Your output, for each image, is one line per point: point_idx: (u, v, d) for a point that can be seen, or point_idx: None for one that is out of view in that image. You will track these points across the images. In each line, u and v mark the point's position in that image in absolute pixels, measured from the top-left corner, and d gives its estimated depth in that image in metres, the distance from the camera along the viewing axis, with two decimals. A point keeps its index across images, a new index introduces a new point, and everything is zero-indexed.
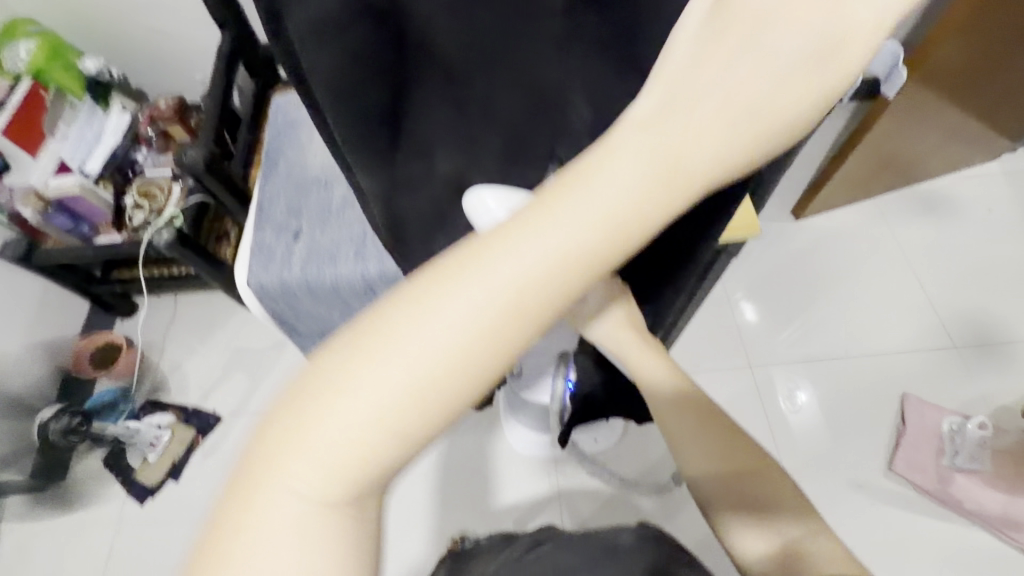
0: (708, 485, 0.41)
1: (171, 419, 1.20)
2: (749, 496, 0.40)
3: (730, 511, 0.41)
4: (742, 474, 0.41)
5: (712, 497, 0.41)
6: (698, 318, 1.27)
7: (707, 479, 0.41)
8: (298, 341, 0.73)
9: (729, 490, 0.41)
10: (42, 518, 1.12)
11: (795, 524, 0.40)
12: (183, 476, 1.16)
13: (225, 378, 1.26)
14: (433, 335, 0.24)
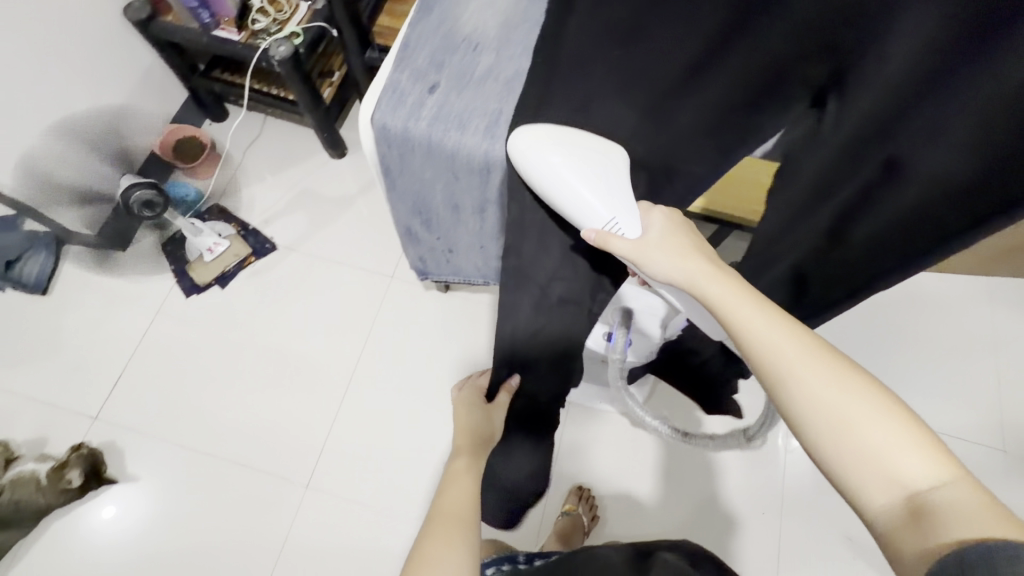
0: (792, 403, 0.43)
1: (232, 231, 1.23)
2: (838, 413, 0.41)
3: (816, 432, 0.41)
4: (854, 411, 0.41)
5: (797, 419, 0.43)
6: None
7: (823, 423, 0.41)
8: (391, 200, 0.71)
9: (820, 411, 0.41)
10: (99, 276, 1.20)
11: (885, 424, 0.40)
12: (229, 285, 1.21)
13: (290, 212, 1.28)
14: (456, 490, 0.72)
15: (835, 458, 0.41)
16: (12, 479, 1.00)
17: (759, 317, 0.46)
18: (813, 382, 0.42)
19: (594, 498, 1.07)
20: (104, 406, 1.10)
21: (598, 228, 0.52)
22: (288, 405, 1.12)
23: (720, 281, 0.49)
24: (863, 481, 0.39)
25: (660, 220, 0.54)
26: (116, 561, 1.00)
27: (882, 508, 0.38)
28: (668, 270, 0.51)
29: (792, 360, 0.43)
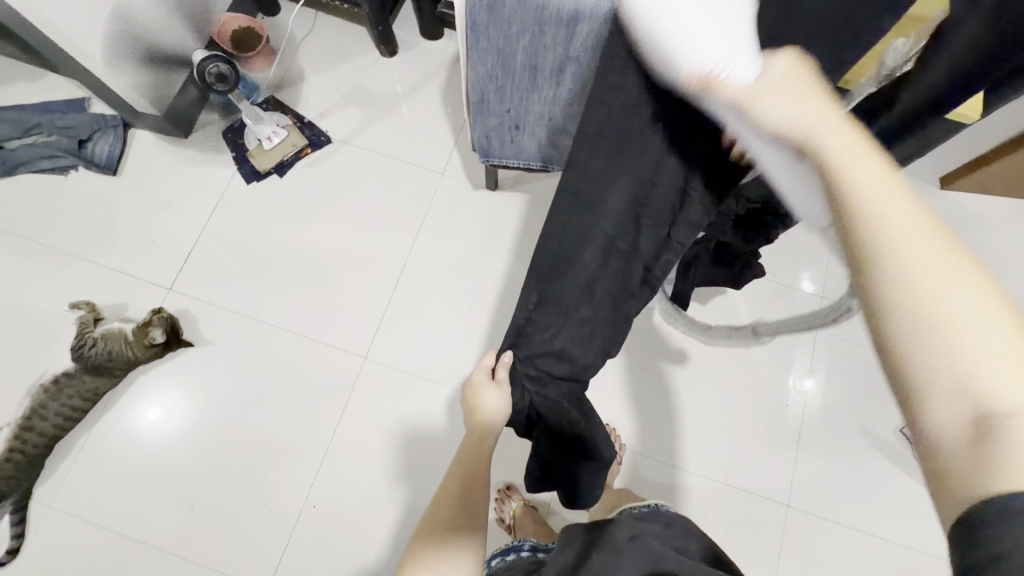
0: (878, 275, 0.30)
1: (288, 122, 1.27)
2: (937, 303, 0.28)
3: (899, 312, 0.29)
4: (959, 301, 0.28)
5: (875, 290, 0.30)
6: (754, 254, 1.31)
7: (906, 309, 0.29)
8: (471, 59, 0.74)
9: (912, 289, 0.28)
10: (166, 159, 1.26)
11: (998, 325, 0.27)
12: (287, 174, 1.26)
13: (342, 108, 1.31)
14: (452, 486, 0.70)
15: (918, 352, 0.28)
16: (104, 333, 1.10)
17: (875, 170, 0.32)
18: (925, 261, 0.29)
19: (614, 428, 1.15)
20: (178, 278, 1.19)
21: (705, 67, 0.40)
22: (345, 288, 1.20)
23: (844, 133, 0.34)
24: (939, 387, 0.27)
25: (783, 64, 0.39)
26: (198, 412, 1.12)
27: (945, 428, 0.27)
28: (777, 113, 0.36)
29: (897, 222, 0.30)
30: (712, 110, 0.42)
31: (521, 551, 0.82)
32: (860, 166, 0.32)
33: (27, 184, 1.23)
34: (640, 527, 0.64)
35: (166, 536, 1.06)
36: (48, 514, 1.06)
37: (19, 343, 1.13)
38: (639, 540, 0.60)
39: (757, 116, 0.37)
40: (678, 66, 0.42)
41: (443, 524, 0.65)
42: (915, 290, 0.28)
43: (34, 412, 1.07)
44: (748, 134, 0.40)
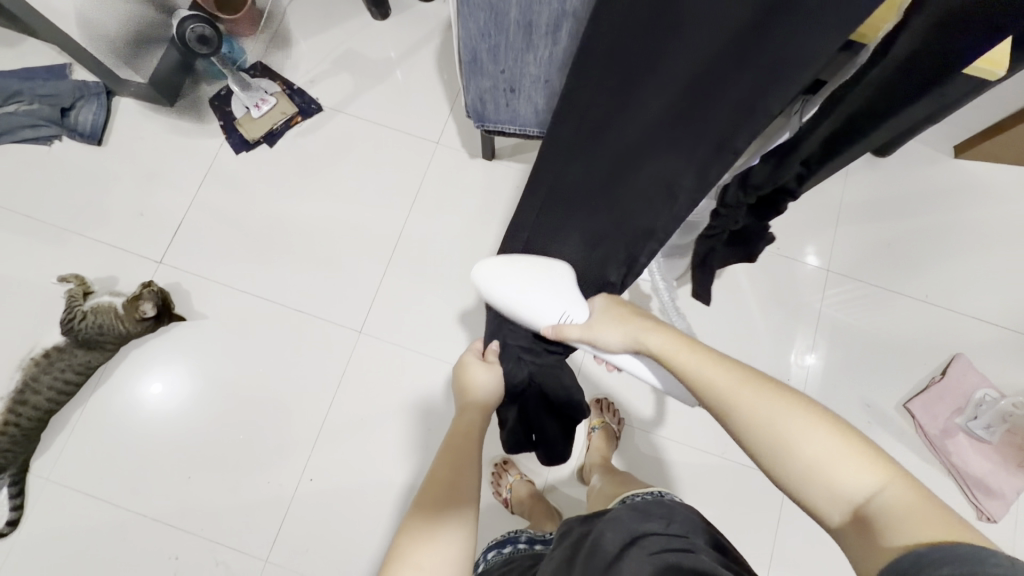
0: (751, 446, 0.48)
1: (277, 89, 1.22)
2: (783, 447, 0.45)
3: (771, 462, 0.46)
4: (778, 422, 0.46)
5: (758, 457, 0.47)
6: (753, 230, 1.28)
7: (771, 451, 0.46)
8: (461, 16, 0.70)
9: (770, 442, 0.46)
10: (153, 129, 1.22)
11: (822, 441, 0.44)
12: (277, 144, 1.23)
13: (334, 74, 1.26)
14: (440, 464, 0.66)
15: (801, 487, 0.44)
16: (92, 308, 1.07)
17: (699, 356, 0.54)
18: (763, 420, 0.47)
19: (616, 408, 1.13)
20: (168, 252, 1.17)
21: (552, 325, 0.64)
22: (338, 261, 1.17)
23: (664, 338, 0.57)
24: (825, 504, 0.43)
25: (602, 300, 0.65)
26: (194, 386, 1.11)
27: (841, 519, 0.43)
28: (617, 336, 0.61)
29: (729, 393, 0.50)
30: (576, 344, 0.65)
31: (518, 543, 0.80)
32: (698, 364, 0.53)
33: (10, 155, 1.19)
34: (636, 522, 0.59)
35: (164, 509, 1.06)
36: (47, 486, 1.06)
37: (10, 317, 1.12)
38: (637, 543, 0.55)
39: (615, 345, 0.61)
40: (536, 323, 0.66)
41: (431, 500, 0.62)
42: (772, 446, 0.46)
43: (26, 386, 1.04)
44: (604, 349, 0.64)
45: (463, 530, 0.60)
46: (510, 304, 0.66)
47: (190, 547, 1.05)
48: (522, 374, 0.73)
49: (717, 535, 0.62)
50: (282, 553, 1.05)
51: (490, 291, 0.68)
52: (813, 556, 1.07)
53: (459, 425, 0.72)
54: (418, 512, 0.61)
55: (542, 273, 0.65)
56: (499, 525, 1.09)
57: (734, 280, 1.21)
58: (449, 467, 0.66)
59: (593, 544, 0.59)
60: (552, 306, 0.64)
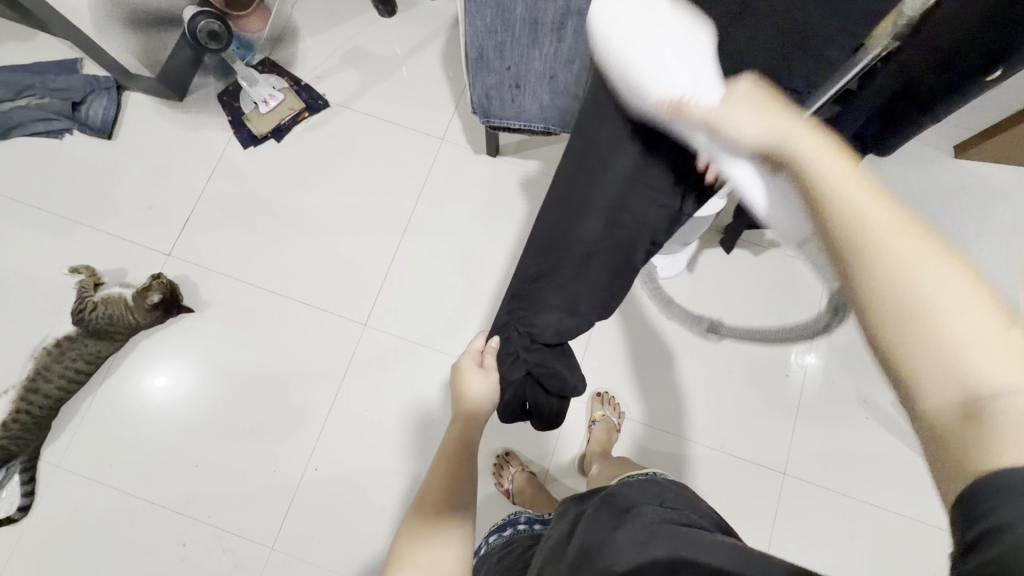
0: (863, 292, 0.32)
1: (284, 85, 1.24)
2: (911, 310, 0.30)
3: (882, 320, 0.31)
4: (930, 278, 0.30)
5: (867, 310, 0.32)
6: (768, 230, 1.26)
7: (895, 304, 0.30)
8: (469, 13, 0.76)
9: (889, 301, 0.30)
10: (163, 122, 1.24)
11: (972, 319, 0.28)
12: (285, 139, 1.24)
13: (341, 70, 1.27)
14: (433, 474, 0.69)
15: (907, 360, 0.30)
16: (103, 298, 1.09)
17: (844, 171, 0.35)
18: (911, 272, 0.30)
19: (616, 402, 1.15)
20: (176, 245, 1.19)
21: (672, 95, 0.48)
22: (344, 254, 1.19)
23: (812, 145, 0.38)
24: (935, 395, 0.28)
25: (746, 84, 0.47)
26: (203, 375, 1.13)
27: (938, 408, 0.28)
28: (752, 129, 0.43)
29: (874, 227, 0.32)
30: (689, 130, 0.49)
31: (518, 524, 0.82)
32: (832, 178, 0.35)
33: (22, 148, 1.21)
34: (632, 497, 0.62)
35: (171, 496, 1.08)
36: (57, 473, 1.08)
37: (22, 307, 1.14)
38: (635, 511, 0.59)
39: (728, 132, 0.44)
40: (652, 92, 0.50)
41: (424, 512, 0.64)
42: (897, 305, 0.30)
43: (37, 374, 1.06)
44: (717, 146, 0.47)
45: (457, 538, 0.62)
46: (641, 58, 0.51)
47: (197, 534, 1.07)
48: (517, 375, 0.66)
49: (711, 513, 0.63)
50: (286, 542, 1.07)
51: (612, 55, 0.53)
52: (811, 549, 1.09)
53: (453, 433, 0.73)
54: (411, 526, 0.63)
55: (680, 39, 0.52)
56: (500, 514, 1.11)
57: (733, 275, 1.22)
58: (441, 477, 0.68)
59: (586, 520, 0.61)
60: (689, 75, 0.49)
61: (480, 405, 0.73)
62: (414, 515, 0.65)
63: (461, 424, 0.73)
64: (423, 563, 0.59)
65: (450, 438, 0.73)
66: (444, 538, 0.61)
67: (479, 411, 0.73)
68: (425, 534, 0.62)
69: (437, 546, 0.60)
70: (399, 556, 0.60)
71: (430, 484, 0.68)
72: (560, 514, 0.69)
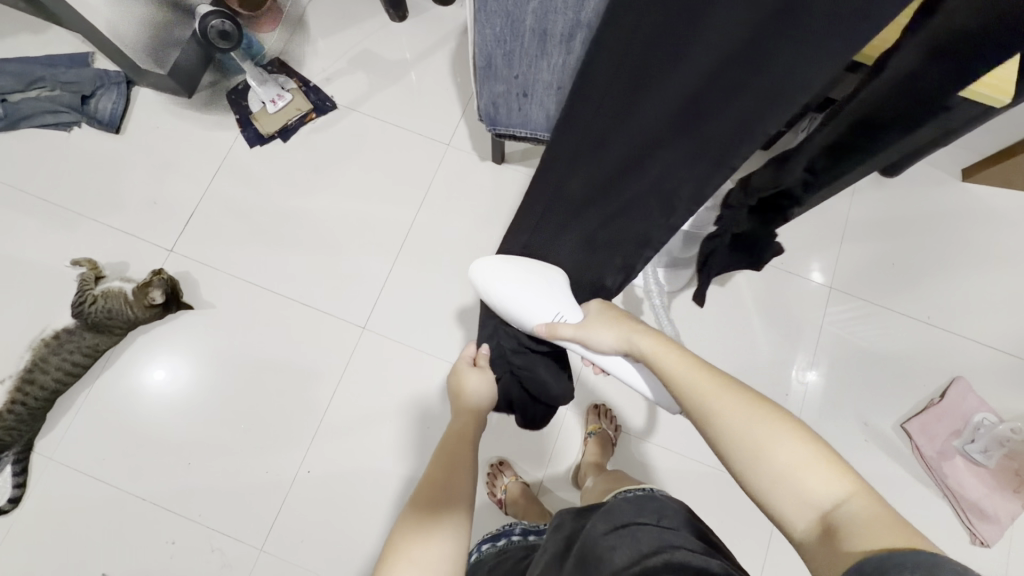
0: (727, 450, 0.49)
1: (293, 85, 1.24)
2: (755, 456, 0.47)
3: (738, 461, 0.48)
4: (765, 436, 0.47)
5: (732, 462, 0.48)
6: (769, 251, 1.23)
7: (744, 458, 0.47)
8: (477, 23, 0.72)
9: (741, 452, 0.48)
10: (170, 119, 1.24)
11: (790, 454, 0.45)
12: (291, 139, 1.25)
13: (349, 73, 1.28)
14: (431, 468, 0.69)
15: (766, 495, 0.46)
16: (103, 292, 1.09)
17: (686, 363, 0.55)
18: (745, 430, 0.48)
19: (612, 414, 1.14)
20: (178, 241, 1.19)
21: (547, 324, 0.65)
22: (345, 256, 1.19)
23: (656, 342, 0.59)
24: (790, 512, 0.44)
25: (596, 306, 0.67)
26: (199, 372, 1.13)
27: (804, 528, 0.43)
28: (608, 337, 0.63)
29: (722, 410, 0.50)
30: (566, 344, 0.66)
31: (512, 534, 0.80)
32: (680, 364, 0.55)
33: (30, 139, 1.22)
34: (625, 515, 0.61)
35: (162, 494, 1.08)
36: (50, 466, 1.08)
37: (22, 297, 1.14)
38: (626, 531, 0.58)
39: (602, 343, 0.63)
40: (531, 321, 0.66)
41: (419, 503, 0.64)
42: (745, 458, 0.47)
43: (34, 365, 1.06)
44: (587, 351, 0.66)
45: (454, 530, 0.60)
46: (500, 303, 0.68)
47: (187, 533, 1.06)
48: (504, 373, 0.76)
49: (710, 533, 0.62)
50: (276, 544, 1.06)
51: (487, 290, 0.69)
52: (806, 573, 1.07)
53: (453, 427, 0.74)
54: (403, 521, 0.61)
55: (545, 281, 0.67)
56: (492, 524, 1.10)
57: (736, 290, 1.21)
58: (435, 469, 0.68)
59: (583, 540, 0.60)
60: (555, 310, 0.66)
61: (479, 403, 0.75)
62: (412, 506, 0.64)
63: (464, 417, 0.75)
64: (416, 557, 0.57)
65: (451, 429, 0.74)
66: (441, 530, 0.59)
67: (480, 409, 0.75)
68: (421, 526, 0.59)
69: (432, 543, 0.58)
70: (393, 549, 0.58)
71: (427, 475, 0.68)
72: (556, 528, 0.68)
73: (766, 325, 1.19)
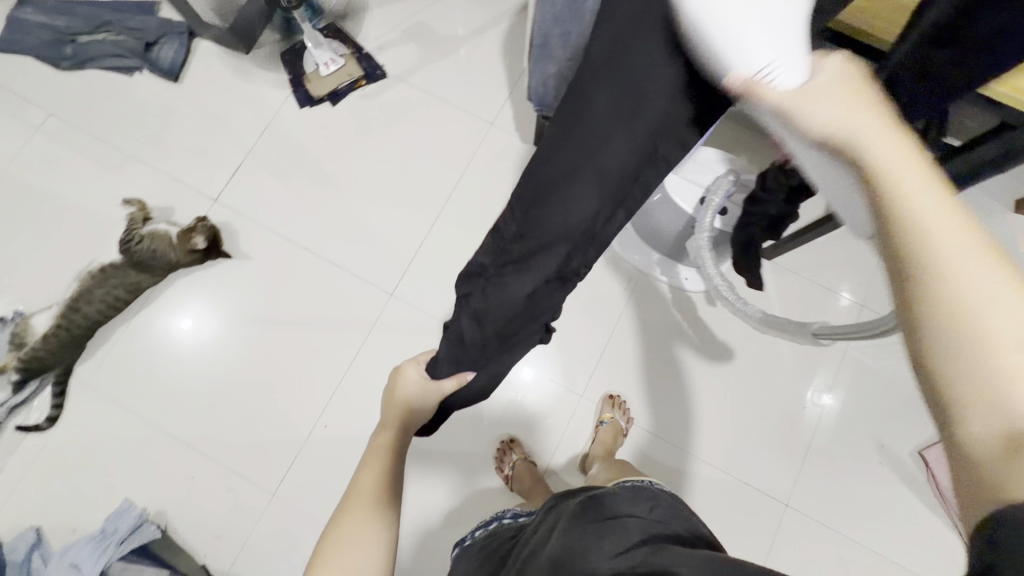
0: (938, 326, 0.30)
1: (346, 51, 1.27)
2: (989, 347, 0.28)
3: (948, 350, 0.30)
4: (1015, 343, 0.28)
5: (927, 350, 0.30)
6: (798, 263, 1.21)
7: (957, 354, 0.29)
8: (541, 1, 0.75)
9: (965, 345, 0.29)
10: (225, 72, 1.28)
11: None
12: (339, 104, 1.27)
13: (402, 43, 1.29)
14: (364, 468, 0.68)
15: (966, 399, 0.29)
16: (149, 233, 1.15)
17: (929, 191, 0.32)
18: (988, 318, 0.29)
19: (626, 406, 1.14)
20: (223, 191, 1.23)
21: (748, 75, 0.40)
22: (381, 222, 1.21)
23: (902, 156, 0.33)
24: (992, 434, 0.28)
25: (838, 64, 0.38)
26: (229, 319, 1.17)
27: (984, 441, 0.28)
28: (824, 108, 0.37)
29: (957, 258, 0.30)
30: (755, 105, 0.42)
31: (503, 518, 0.77)
32: (925, 196, 0.31)
33: (94, 80, 1.27)
34: (617, 507, 0.62)
35: (187, 429, 1.13)
36: (85, 391, 1.14)
37: (73, 229, 1.20)
38: (617, 520, 0.59)
39: (802, 123, 0.37)
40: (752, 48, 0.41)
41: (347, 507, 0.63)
42: (959, 348, 0.29)
43: (80, 295, 1.12)
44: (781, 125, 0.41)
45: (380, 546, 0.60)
46: (700, 12, 0.40)
47: (206, 470, 1.11)
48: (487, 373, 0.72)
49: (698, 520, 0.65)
50: (288, 491, 1.10)
51: None
52: None
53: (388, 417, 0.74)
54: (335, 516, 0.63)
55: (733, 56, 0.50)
56: (496, 498, 1.12)
57: (764, 298, 1.20)
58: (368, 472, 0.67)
59: (578, 519, 0.60)
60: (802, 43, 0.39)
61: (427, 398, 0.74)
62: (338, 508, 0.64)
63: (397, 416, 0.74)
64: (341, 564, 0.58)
65: (383, 430, 0.73)
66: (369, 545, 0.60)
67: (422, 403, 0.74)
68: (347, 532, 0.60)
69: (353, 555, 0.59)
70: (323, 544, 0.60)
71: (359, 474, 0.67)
72: (548, 516, 0.66)
73: None
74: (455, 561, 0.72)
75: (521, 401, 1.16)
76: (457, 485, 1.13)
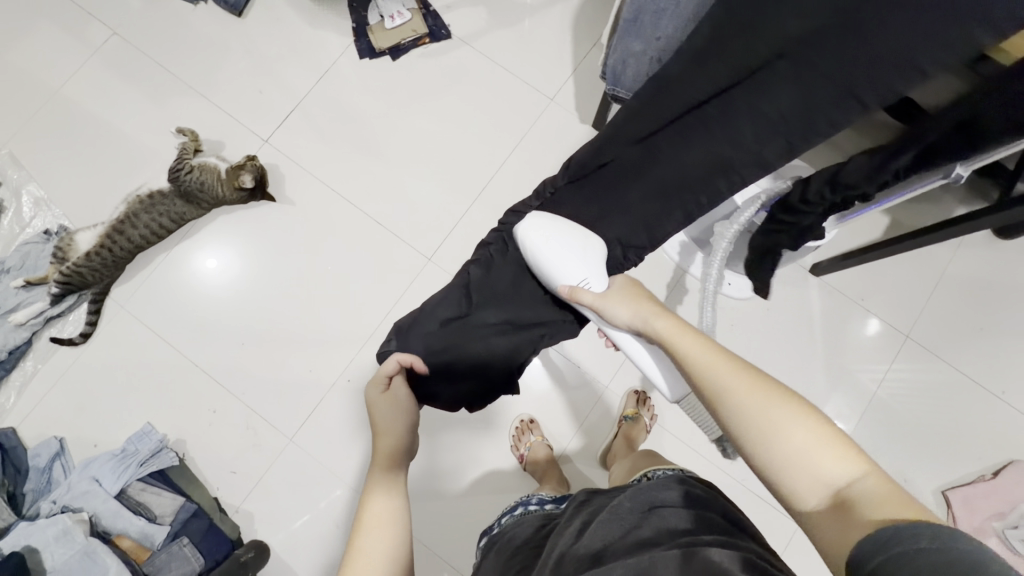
0: (738, 429, 0.48)
1: (413, 6, 1.23)
2: (767, 433, 0.46)
3: (748, 439, 0.47)
4: (778, 419, 0.46)
5: (742, 442, 0.48)
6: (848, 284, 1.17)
7: (755, 438, 0.47)
8: None
9: (754, 433, 0.47)
10: (290, 13, 1.26)
11: (800, 431, 0.45)
12: (399, 60, 1.24)
13: (471, 5, 1.26)
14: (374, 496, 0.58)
15: (776, 474, 0.45)
16: (199, 164, 1.13)
17: (695, 346, 0.55)
18: (754, 418, 0.47)
19: (650, 402, 1.13)
20: (275, 133, 1.22)
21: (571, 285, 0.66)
22: (427, 185, 1.20)
23: (666, 319, 0.61)
24: (799, 487, 0.44)
25: (622, 279, 0.70)
26: (265, 261, 1.17)
27: (814, 506, 0.43)
28: (626, 314, 0.64)
29: (727, 379, 0.50)
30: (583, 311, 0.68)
31: (529, 505, 0.77)
32: (693, 351, 0.55)
33: (159, 4, 1.26)
34: (649, 497, 0.60)
35: (214, 364, 1.14)
36: (120, 313, 1.15)
37: (125, 152, 1.20)
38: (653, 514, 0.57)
39: (613, 316, 0.65)
40: (555, 281, 0.67)
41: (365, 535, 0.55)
42: (758, 435, 0.46)
43: (125, 219, 1.12)
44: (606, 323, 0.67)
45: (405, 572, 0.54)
46: (536, 244, 0.67)
47: (229, 406, 1.13)
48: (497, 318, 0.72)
49: (739, 512, 0.62)
50: (306, 438, 1.12)
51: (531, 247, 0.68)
52: None
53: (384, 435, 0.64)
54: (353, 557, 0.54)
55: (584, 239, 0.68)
56: (508, 473, 1.13)
57: (806, 314, 1.17)
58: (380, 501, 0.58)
59: (611, 514, 0.59)
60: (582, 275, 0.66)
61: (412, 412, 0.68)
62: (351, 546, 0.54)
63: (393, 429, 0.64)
64: None
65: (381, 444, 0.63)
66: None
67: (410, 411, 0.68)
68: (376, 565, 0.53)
69: None
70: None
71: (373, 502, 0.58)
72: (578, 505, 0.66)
73: (829, 357, 1.15)
74: (484, 554, 0.72)
75: (541, 382, 1.15)
76: (471, 456, 1.13)
